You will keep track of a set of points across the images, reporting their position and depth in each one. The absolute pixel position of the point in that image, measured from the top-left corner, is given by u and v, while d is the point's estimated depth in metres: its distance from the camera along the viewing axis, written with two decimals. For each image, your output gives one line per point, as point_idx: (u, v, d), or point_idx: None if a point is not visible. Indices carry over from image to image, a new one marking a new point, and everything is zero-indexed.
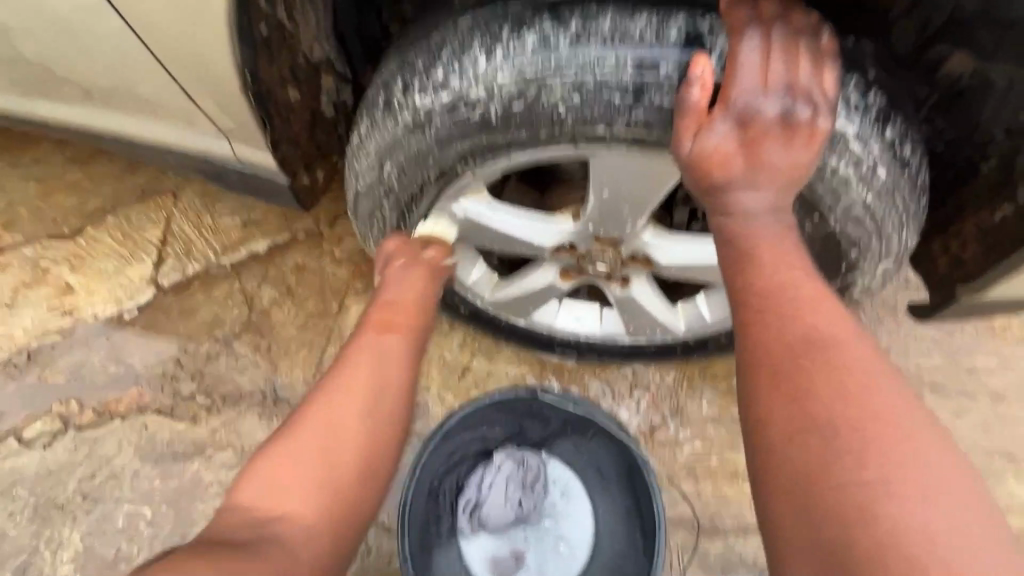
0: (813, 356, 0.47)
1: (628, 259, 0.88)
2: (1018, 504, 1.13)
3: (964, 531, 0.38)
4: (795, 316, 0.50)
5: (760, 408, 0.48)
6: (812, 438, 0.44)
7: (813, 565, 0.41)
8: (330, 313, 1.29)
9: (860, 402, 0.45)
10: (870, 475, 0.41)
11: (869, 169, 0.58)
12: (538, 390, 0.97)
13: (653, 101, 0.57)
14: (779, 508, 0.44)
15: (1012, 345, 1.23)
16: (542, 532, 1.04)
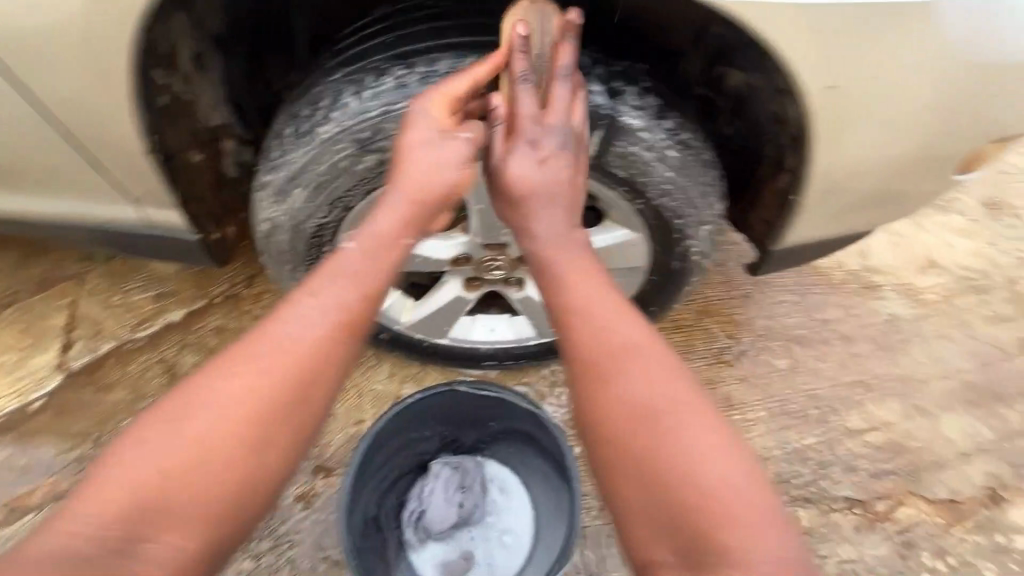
0: (611, 370, 0.64)
1: (518, 261, 1.02)
2: (879, 423, 1.32)
3: (715, 470, 0.58)
4: (599, 346, 0.65)
5: (589, 413, 0.65)
6: (616, 422, 0.62)
7: (642, 511, 0.59)
8: None
9: (643, 387, 0.63)
10: (644, 445, 0.60)
11: (661, 153, 0.79)
12: (451, 383, 1.02)
13: (493, 117, 0.76)
14: (613, 477, 0.62)
15: (849, 296, 1.49)
16: (486, 528, 1.10)
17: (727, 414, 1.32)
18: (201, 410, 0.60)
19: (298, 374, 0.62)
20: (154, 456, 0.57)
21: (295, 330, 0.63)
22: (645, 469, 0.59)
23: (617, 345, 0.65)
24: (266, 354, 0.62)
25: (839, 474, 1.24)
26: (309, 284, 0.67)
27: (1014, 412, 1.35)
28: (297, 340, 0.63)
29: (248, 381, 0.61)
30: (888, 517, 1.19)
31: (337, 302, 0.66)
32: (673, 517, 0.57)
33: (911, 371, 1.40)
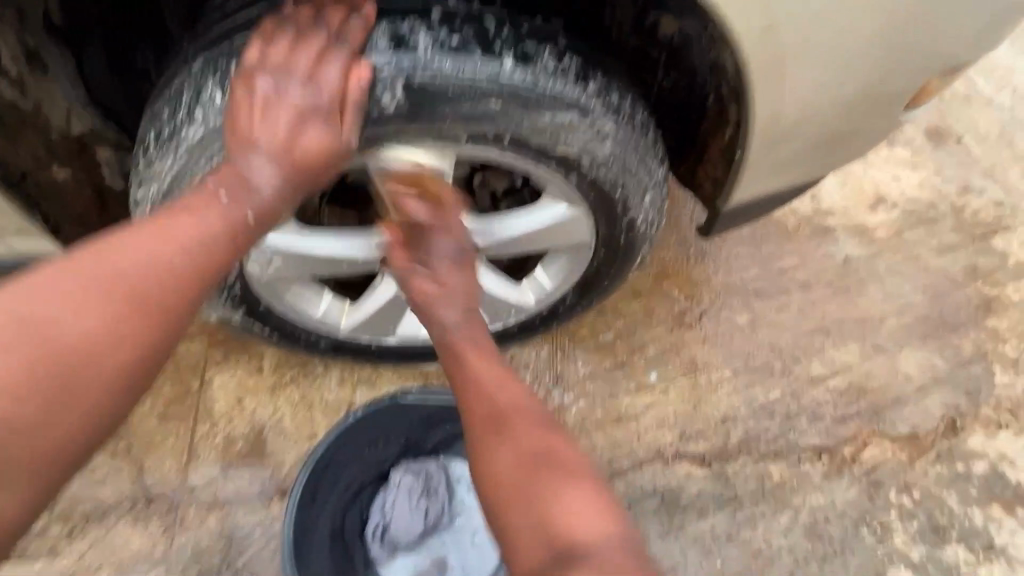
0: (499, 426, 0.72)
1: None
2: (839, 366, 1.32)
3: (591, 526, 0.62)
4: (488, 397, 0.75)
5: (478, 461, 0.72)
6: (501, 480, 0.69)
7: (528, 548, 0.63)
8: (192, 393, 1.22)
9: (523, 445, 0.70)
10: (536, 497, 0.65)
11: (584, 119, 0.72)
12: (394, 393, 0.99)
13: (387, 97, 0.68)
14: (505, 523, 0.66)
15: (804, 242, 1.47)
16: (457, 532, 1.05)
17: (692, 378, 1.29)
18: (58, 299, 0.56)
19: (171, 295, 0.60)
20: (14, 349, 0.53)
21: (172, 245, 0.61)
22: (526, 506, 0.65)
23: (505, 397, 0.75)
24: (180, 234, 0.62)
25: (805, 424, 1.24)
26: (192, 208, 0.65)
27: (967, 340, 1.36)
28: (213, 228, 0.64)
29: (163, 256, 0.61)
30: (855, 460, 1.20)
31: (224, 229, 0.65)
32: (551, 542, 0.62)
33: (868, 312, 1.39)
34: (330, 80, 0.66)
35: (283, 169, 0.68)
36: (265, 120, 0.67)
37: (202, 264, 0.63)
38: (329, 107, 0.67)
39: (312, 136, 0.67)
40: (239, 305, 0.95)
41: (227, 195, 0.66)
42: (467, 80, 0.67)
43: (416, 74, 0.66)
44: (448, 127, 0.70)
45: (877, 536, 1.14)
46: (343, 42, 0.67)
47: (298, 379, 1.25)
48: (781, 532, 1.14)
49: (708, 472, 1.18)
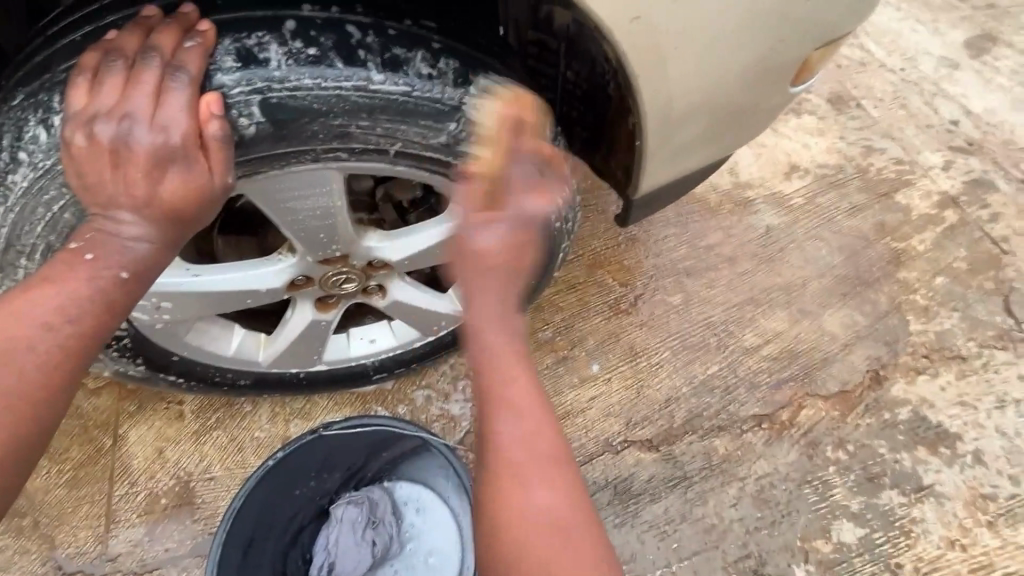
0: (517, 479, 0.58)
1: (368, 268, 0.89)
2: (770, 334, 1.36)
3: None
4: (518, 440, 0.59)
5: (487, 505, 0.59)
6: (519, 534, 0.57)
7: None
8: (105, 452, 1.13)
9: (545, 501, 0.58)
10: (551, 568, 0.56)
11: (469, 123, 0.70)
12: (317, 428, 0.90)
13: (247, 119, 0.63)
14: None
15: (727, 217, 1.51)
16: (409, 557, 1.00)
17: (633, 364, 1.30)
18: None
19: (43, 376, 0.56)
20: None
21: (29, 328, 0.56)
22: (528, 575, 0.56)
23: (523, 441, 0.59)
24: (35, 306, 0.57)
25: (743, 395, 1.27)
26: (49, 279, 0.59)
27: (883, 294, 1.44)
28: (75, 294, 0.58)
29: (21, 333, 0.55)
30: (793, 423, 1.24)
31: (93, 298, 0.59)
32: None
33: (791, 278, 1.45)
34: (178, 117, 0.59)
35: (152, 225, 0.61)
36: (118, 172, 0.59)
37: (66, 333, 0.57)
38: (183, 148, 0.60)
39: (173, 184, 0.60)
40: (131, 349, 0.86)
41: (91, 257, 0.60)
42: (333, 92, 0.63)
43: (273, 90, 0.62)
44: (323, 143, 0.66)
45: (820, 493, 1.17)
46: (180, 70, 0.59)
47: (224, 421, 1.17)
48: (732, 504, 1.15)
49: (657, 456, 1.19)
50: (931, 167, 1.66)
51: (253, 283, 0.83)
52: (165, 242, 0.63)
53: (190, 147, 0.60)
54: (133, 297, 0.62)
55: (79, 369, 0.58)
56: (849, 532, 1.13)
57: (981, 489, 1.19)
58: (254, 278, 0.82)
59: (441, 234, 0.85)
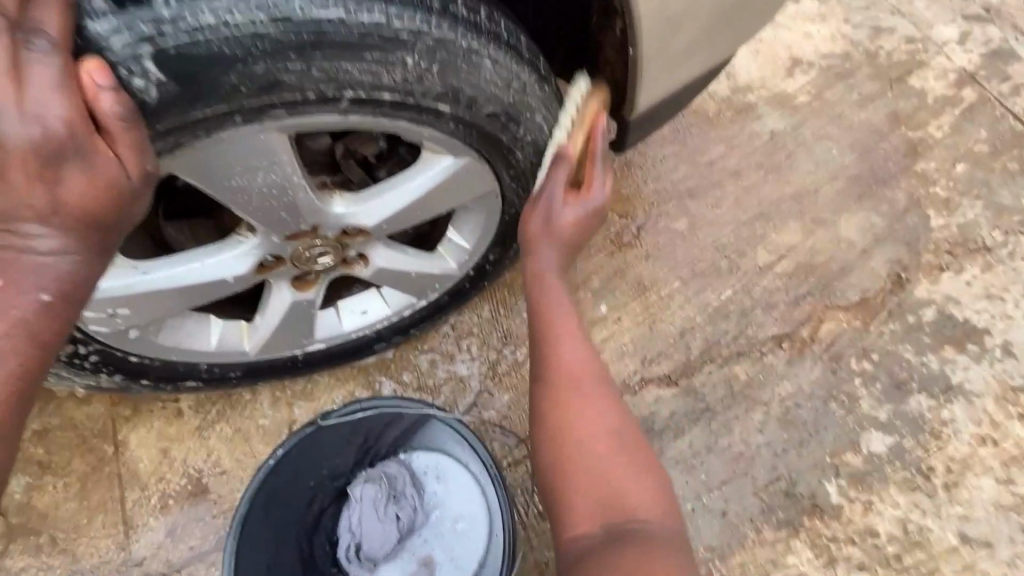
0: (569, 386, 0.70)
1: (342, 237, 0.79)
2: (784, 249, 1.28)
3: (640, 504, 0.63)
4: (575, 359, 0.71)
5: (557, 432, 0.68)
6: (585, 438, 0.67)
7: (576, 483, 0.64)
8: (109, 460, 1.09)
9: (593, 421, 0.68)
10: (611, 477, 0.64)
11: (425, 51, 0.58)
12: (316, 420, 0.87)
13: (146, 79, 0.52)
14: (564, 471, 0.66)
15: (727, 127, 1.39)
16: (436, 526, 0.98)
17: (642, 300, 1.23)
18: None
19: None
20: None
21: None
22: (573, 460, 0.66)
23: (591, 366, 0.71)
24: None
25: (761, 316, 1.21)
26: None
27: (901, 190, 1.34)
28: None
29: None
30: (814, 339, 1.19)
31: (13, 331, 0.51)
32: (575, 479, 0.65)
33: (802, 185, 1.35)
34: (53, 101, 0.48)
35: (68, 235, 0.52)
36: (5, 179, 0.49)
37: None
38: (73, 138, 0.49)
39: (74, 182, 0.50)
40: (99, 362, 0.79)
41: (0, 283, 0.51)
42: (245, 29, 0.52)
43: (167, 36, 0.50)
44: (253, 97, 0.55)
45: (847, 407, 1.13)
46: (39, 36, 0.47)
47: (225, 412, 1.13)
48: (758, 429, 1.11)
49: (676, 390, 1.14)
50: (946, 41, 1.51)
51: (214, 272, 0.74)
52: (94, 248, 0.54)
53: (86, 133, 0.49)
54: (66, 322, 0.54)
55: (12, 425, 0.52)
56: (878, 441, 1.11)
57: (1011, 381, 1.16)
58: (215, 267, 0.73)
59: (417, 190, 0.75)
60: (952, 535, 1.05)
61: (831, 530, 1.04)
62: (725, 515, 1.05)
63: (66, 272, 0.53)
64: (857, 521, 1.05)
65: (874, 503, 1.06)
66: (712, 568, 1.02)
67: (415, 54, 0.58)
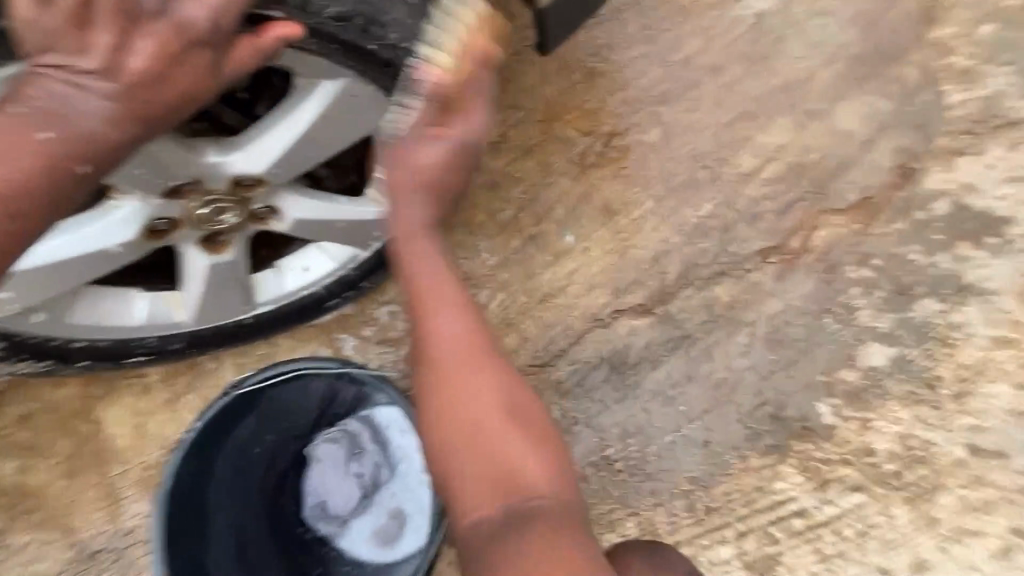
0: (447, 367, 0.71)
1: (235, 191, 0.72)
2: (771, 151, 1.13)
3: (530, 475, 0.68)
4: (451, 334, 0.71)
5: (442, 417, 0.71)
6: (473, 424, 0.69)
7: (471, 469, 0.68)
8: (89, 438, 1.11)
9: (483, 403, 0.70)
10: (501, 456, 0.68)
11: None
12: (224, 390, 0.81)
13: None
14: (458, 459, 0.69)
15: (705, 14, 1.20)
16: (403, 478, 0.95)
17: (612, 225, 1.12)
18: None
19: None
20: None
21: None
22: (466, 448, 0.69)
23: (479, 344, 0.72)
24: None
25: (745, 230, 1.09)
26: None
27: (912, 65, 1.15)
28: None
29: None
30: (806, 249, 1.07)
31: None
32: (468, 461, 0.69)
33: (793, 73, 1.17)
34: None
35: None
36: None
37: None
38: None
39: None
40: (12, 346, 0.77)
41: None
42: None
43: None
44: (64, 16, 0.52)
45: (842, 320, 1.03)
46: None
47: (191, 383, 1.11)
48: (742, 352, 1.03)
49: (651, 319, 1.06)
50: None
51: (97, 241, 0.69)
52: None
53: None
54: None
55: None
56: (878, 354, 1.00)
57: None
58: (97, 235, 0.69)
59: (297, 127, 0.67)
60: (959, 448, 0.96)
61: (823, 452, 0.97)
62: (707, 445, 1.00)
63: None
64: (852, 441, 0.97)
65: (871, 420, 0.98)
66: (694, 499, 0.98)
67: None
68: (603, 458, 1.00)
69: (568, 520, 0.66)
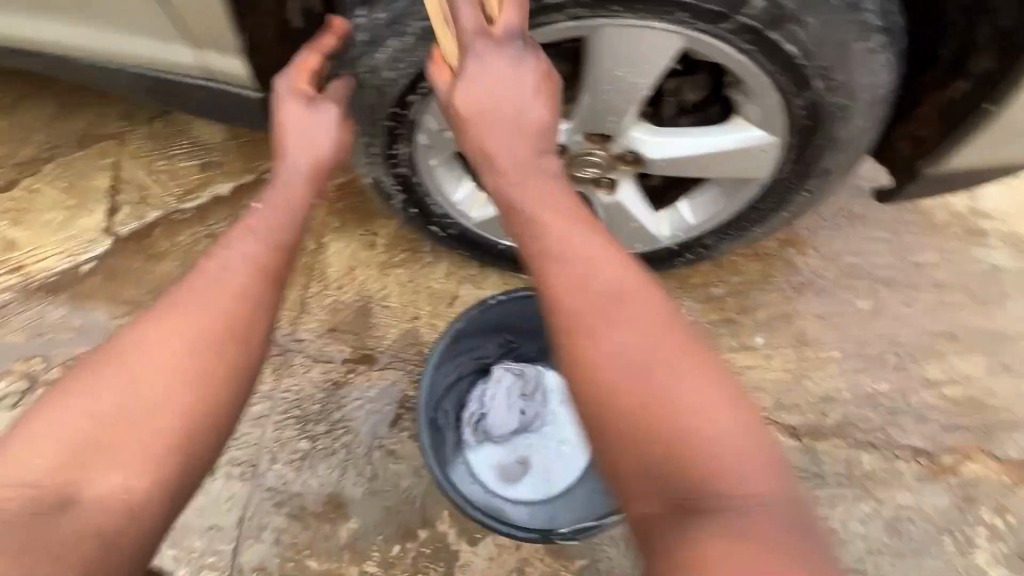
0: (586, 324, 0.57)
1: (617, 159, 0.89)
2: (958, 376, 1.24)
3: (720, 431, 0.52)
4: (578, 273, 0.58)
5: (605, 394, 0.55)
6: (653, 392, 0.53)
7: (638, 453, 0.53)
8: (308, 253, 1.26)
9: (643, 351, 0.55)
10: (685, 425, 0.52)
11: (844, 27, 0.66)
12: (539, 287, 1.00)
13: None
14: (625, 447, 0.54)
15: (951, 241, 1.34)
16: (544, 438, 1.06)
17: (799, 352, 1.24)
18: (140, 418, 0.58)
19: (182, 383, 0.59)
20: (152, 439, 0.57)
21: (128, 386, 0.58)
22: (644, 422, 0.53)
23: (583, 292, 0.57)
24: (132, 374, 0.59)
25: (910, 423, 1.19)
26: (112, 360, 0.59)
27: None
28: (146, 352, 0.60)
29: (132, 384, 0.58)
30: (954, 470, 1.15)
31: (132, 367, 0.59)
32: (645, 437, 0.53)
33: (1005, 327, 1.29)
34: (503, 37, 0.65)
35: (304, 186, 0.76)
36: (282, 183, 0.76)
37: (156, 371, 0.59)
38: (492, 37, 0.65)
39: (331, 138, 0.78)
40: (384, 166, 0.92)
41: (93, 373, 0.59)
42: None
43: None
44: (766, 27, 0.66)
45: (961, 547, 1.11)
46: None
47: (407, 263, 1.25)
48: (861, 519, 1.12)
49: (798, 444, 1.16)
50: None
51: None
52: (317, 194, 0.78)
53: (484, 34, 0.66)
54: (168, 325, 0.61)
55: (217, 360, 0.61)
56: None
57: None
58: None
59: (711, 145, 0.83)
60: None
61: None
62: None
63: (153, 336, 0.60)
64: None
65: None
66: None
67: (840, 30, 0.67)
68: None
69: (764, 455, 0.53)
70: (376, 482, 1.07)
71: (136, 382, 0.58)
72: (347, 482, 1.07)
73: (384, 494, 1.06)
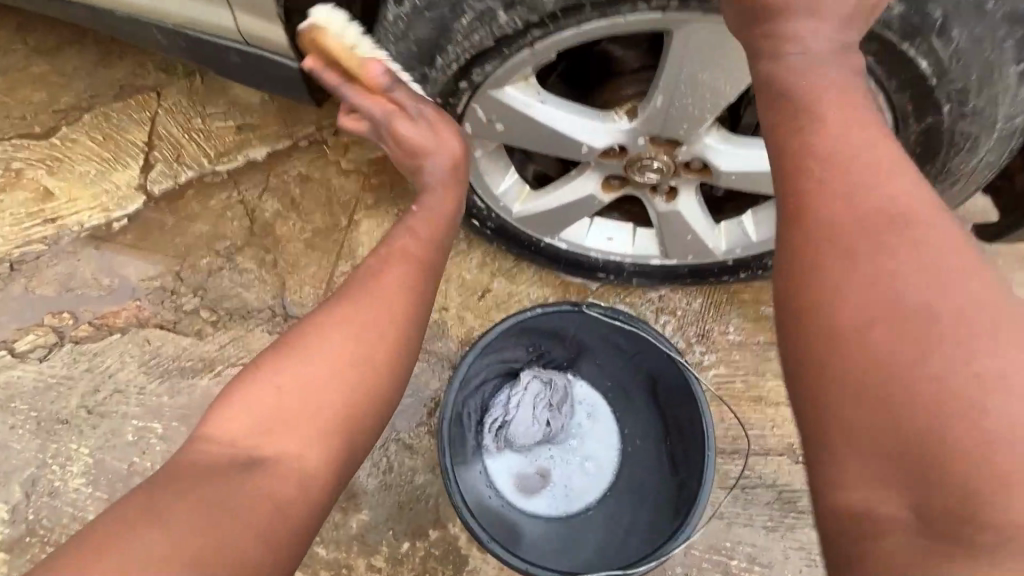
0: (841, 252, 0.43)
1: (682, 166, 0.80)
2: None
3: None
4: (841, 196, 0.44)
5: (840, 335, 0.41)
6: (922, 345, 0.39)
7: (877, 427, 0.39)
8: (339, 229, 1.22)
9: (927, 299, 0.40)
10: (971, 409, 0.37)
11: (995, 45, 0.58)
12: (583, 303, 0.93)
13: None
14: (848, 410, 0.40)
15: None
16: (568, 452, 1.01)
17: None
18: (321, 409, 0.56)
19: (357, 380, 0.58)
20: (322, 437, 0.56)
21: (317, 373, 0.57)
22: (902, 388, 0.38)
23: (843, 206, 0.43)
24: (313, 365, 0.57)
25: None
26: (303, 347, 0.58)
27: None
28: (332, 346, 0.58)
29: (315, 372, 0.57)
30: None
31: (322, 357, 0.58)
32: (900, 415, 0.38)
33: None
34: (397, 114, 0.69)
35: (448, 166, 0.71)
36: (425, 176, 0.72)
37: (334, 371, 0.57)
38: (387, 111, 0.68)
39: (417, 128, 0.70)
40: None
41: (286, 359, 0.58)
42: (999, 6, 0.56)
43: None
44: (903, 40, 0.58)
45: None
46: None
47: None
48: None
49: None
50: None
51: (576, 137, 0.75)
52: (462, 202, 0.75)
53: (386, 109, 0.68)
54: (351, 316, 0.60)
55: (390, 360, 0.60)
56: None
57: None
58: (580, 132, 0.75)
59: None
60: None
61: None
62: None
63: (343, 324, 0.60)
64: None
65: None
66: None
67: (991, 51, 0.58)
68: (724, 564, 1.02)
69: None
70: (390, 475, 1.04)
71: (316, 377, 0.57)
72: (361, 473, 1.03)
73: (398, 488, 1.03)
